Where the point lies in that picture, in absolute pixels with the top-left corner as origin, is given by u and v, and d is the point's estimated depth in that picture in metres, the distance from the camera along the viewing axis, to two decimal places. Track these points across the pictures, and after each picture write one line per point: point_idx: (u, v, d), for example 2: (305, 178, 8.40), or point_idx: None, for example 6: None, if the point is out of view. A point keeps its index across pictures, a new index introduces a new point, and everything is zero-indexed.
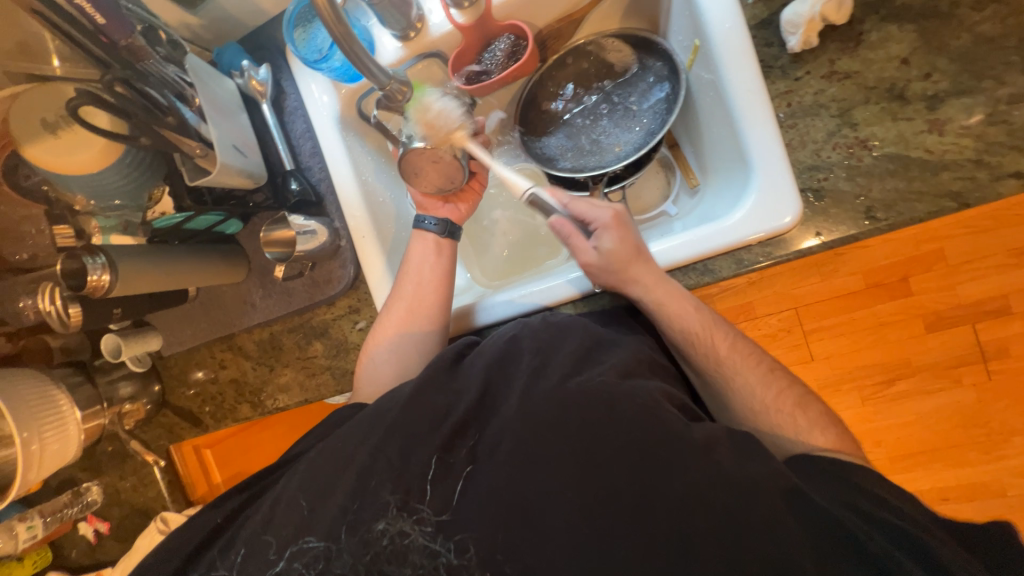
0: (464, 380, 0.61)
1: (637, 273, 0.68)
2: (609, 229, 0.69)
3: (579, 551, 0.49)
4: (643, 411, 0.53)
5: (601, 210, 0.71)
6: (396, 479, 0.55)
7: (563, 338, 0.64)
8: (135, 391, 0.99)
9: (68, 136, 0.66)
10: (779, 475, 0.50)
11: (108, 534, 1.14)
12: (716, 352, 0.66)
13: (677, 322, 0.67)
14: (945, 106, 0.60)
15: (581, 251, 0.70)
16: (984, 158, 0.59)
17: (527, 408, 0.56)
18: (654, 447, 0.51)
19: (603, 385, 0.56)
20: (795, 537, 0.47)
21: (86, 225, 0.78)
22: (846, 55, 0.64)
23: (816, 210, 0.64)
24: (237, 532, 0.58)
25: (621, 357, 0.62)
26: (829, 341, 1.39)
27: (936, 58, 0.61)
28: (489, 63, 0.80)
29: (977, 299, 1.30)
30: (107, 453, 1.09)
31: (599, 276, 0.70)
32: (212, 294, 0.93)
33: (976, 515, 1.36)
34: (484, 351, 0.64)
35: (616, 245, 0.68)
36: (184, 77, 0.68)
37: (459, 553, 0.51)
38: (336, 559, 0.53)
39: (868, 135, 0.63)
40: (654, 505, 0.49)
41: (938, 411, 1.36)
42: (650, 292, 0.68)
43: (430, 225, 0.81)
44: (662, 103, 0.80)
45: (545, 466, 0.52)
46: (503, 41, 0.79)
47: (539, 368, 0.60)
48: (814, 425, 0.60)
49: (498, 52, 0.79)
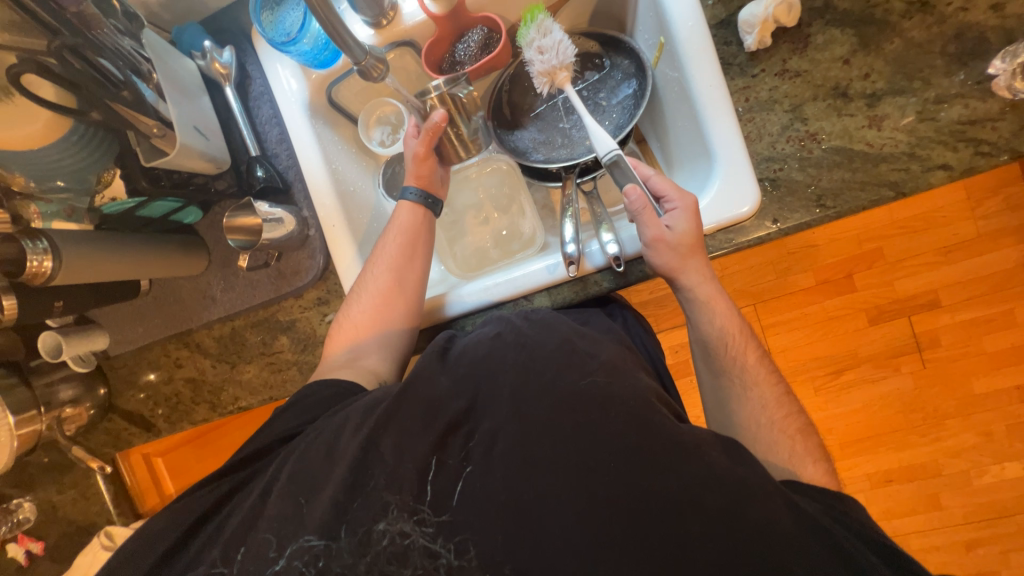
0: (450, 377, 0.59)
1: (695, 266, 0.68)
2: (689, 212, 0.67)
3: (573, 549, 0.50)
4: (636, 416, 0.53)
5: (685, 193, 0.69)
6: (389, 475, 0.54)
7: (547, 335, 0.62)
8: (78, 394, 0.90)
9: (7, 107, 0.61)
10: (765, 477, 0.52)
11: (42, 555, 1.04)
12: (744, 359, 0.70)
13: (719, 321, 0.71)
14: (883, 103, 0.66)
15: (652, 227, 0.68)
16: (917, 152, 0.65)
17: (519, 408, 0.55)
18: (643, 451, 0.51)
19: (591, 387, 0.56)
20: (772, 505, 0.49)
21: (23, 210, 0.71)
22: (797, 55, 0.69)
23: (772, 199, 0.69)
24: (213, 541, 0.55)
25: (610, 354, 0.62)
26: (785, 334, 1.47)
27: (874, 61, 0.67)
28: (539, 47, 0.73)
29: (913, 292, 1.42)
30: (44, 466, 0.99)
31: (662, 255, 0.68)
32: (167, 288, 0.88)
33: (914, 496, 1.47)
34: (470, 348, 0.62)
35: (693, 232, 0.67)
36: (141, 51, 0.64)
37: (460, 554, 0.51)
38: (335, 558, 0.52)
39: (817, 128, 0.68)
40: (649, 504, 0.50)
41: (881, 398, 1.46)
42: (700, 284, 0.70)
43: (409, 196, 0.79)
44: (630, 99, 0.84)
45: (536, 466, 0.52)
46: (559, 31, 0.73)
47: (528, 361, 0.59)
48: (808, 455, 0.64)
49: (553, 37, 0.72)
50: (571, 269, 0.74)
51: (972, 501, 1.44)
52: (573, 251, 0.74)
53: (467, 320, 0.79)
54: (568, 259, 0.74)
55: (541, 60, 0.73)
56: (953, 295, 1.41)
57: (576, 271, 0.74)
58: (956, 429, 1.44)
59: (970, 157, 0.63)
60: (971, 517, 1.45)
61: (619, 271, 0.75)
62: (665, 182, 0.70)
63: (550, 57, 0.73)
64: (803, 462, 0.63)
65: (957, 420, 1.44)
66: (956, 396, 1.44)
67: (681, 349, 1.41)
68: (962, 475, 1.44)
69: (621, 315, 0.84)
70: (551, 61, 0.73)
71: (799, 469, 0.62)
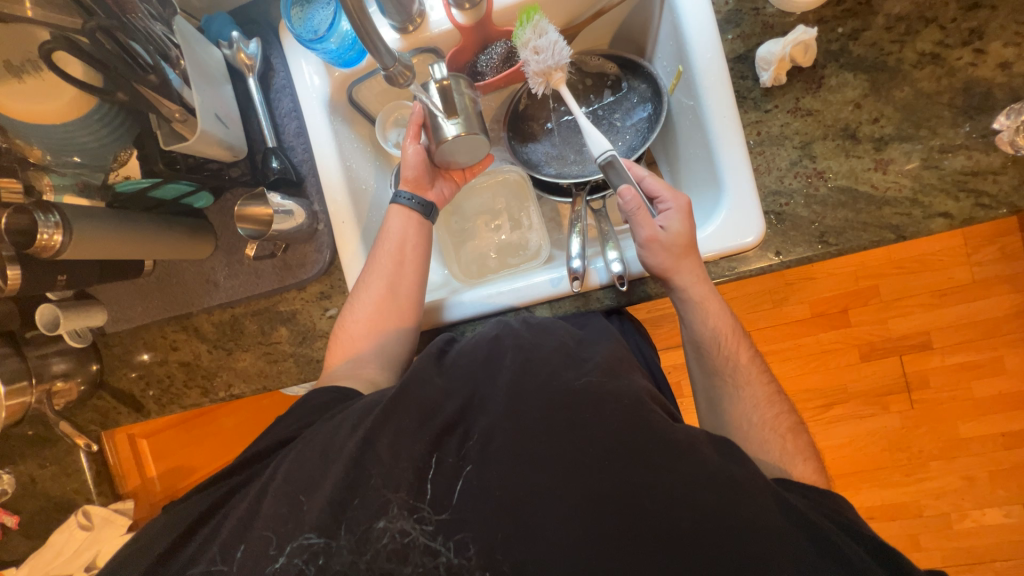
0: (447, 378, 0.61)
1: (689, 267, 0.69)
2: (682, 213, 0.69)
3: (571, 551, 0.49)
4: (630, 414, 0.55)
5: (678, 194, 0.71)
6: (387, 475, 0.53)
7: (542, 339, 0.65)
8: (70, 368, 0.89)
9: (35, 82, 0.62)
10: (758, 476, 0.53)
11: (16, 529, 1.03)
12: (736, 358, 0.71)
13: (712, 322, 0.71)
14: (890, 148, 0.68)
15: (647, 226, 0.68)
16: (919, 198, 0.66)
17: (517, 406, 0.56)
18: (637, 446, 0.52)
19: (586, 387, 0.57)
20: (766, 531, 0.49)
21: (36, 181, 0.72)
22: (809, 94, 0.71)
23: (777, 231, 0.70)
24: (212, 536, 0.55)
25: (605, 355, 0.63)
26: (778, 364, 1.48)
27: (884, 106, 0.69)
28: (534, 47, 0.73)
29: (906, 332, 1.44)
30: (28, 438, 0.98)
31: (656, 255, 0.68)
32: (171, 270, 0.88)
33: (899, 534, 1.47)
34: (468, 350, 0.65)
35: (686, 231, 0.68)
36: (171, 37, 0.65)
37: (460, 552, 0.50)
38: (335, 556, 0.51)
39: (825, 167, 0.69)
40: (646, 509, 0.50)
41: (868, 435, 1.47)
42: (696, 285, 0.69)
43: (408, 202, 0.80)
44: (644, 122, 0.86)
45: (530, 461, 0.52)
46: (555, 32, 0.73)
47: (526, 363, 0.60)
48: (798, 451, 0.65)
49: (548, 38, 0.73)
50: (575, 284, 0.74)
51: (952, 544, 1.45)
52: (578, 266, 0.75)
53: (467, 325, 0.80)
54: (572, 274, 0.74)
55: (536, 60, 0.74)
56: (946, 338, 1.43)
57: (580, 287, 0.75)
58: (940, 471, 1.45)
59: (970, 207, 0.65)
60: (952, 560, 1.45)
61: (622, 290, 0.76)
62: (659, 185, 0.72)
63: (545, 58, 0.74)
64: (793, 460, 0.64)
65: (942, 462, 1.45)
66: (943, 438, 1.45)
67: (675, 370, 1.42)
68: (943, 517, 1.45)
69: (620, 318, 0.82)
70: (545, 61, 0.74)
71: (790, 464, 0.63)
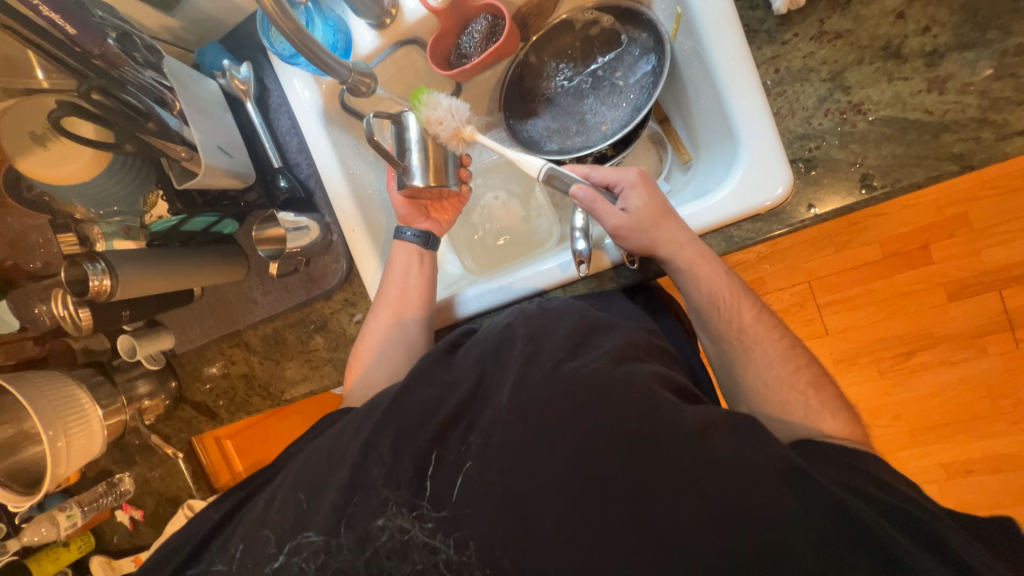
0: (457, 371, 0.60)
1: (669, 232, 0.63)
2: (637, 187, 0.65)
3: (570, 538, 0.47)
4: (637, 399, 0.51)
5: (625, 170, 0.67)
6: (389, 474, 0.53)
7: (556, 324, 0.62)
8: (153, 388, 1.02)
9: (57, 146, 0.69)
10: (776, 452, 0.48)
11: (143, 521, 1.21)
12: (741, 319, 0.64)
13: (707, 286, 0.64)
14: (946, 61, 0.56)
15: (609, 214, 0.64)
16: (989, 116, 0.55)
17: (521, 398, 0.53)
18: (642, 430, 0.49)
19: (592, 372, 0.53)
20: (783, 528, 0.45)
21: (89, 232, 0.81)
22: (837, 13, 0.60)
23: (808, 181, 0.61)
24: (235, 529, 0.58)
25: (617, 341, 0.59)
26: (846, 313, 1.32)
27: (935, 10, 0.57)
28: (435, 120, 0.71)
29: (1004, 263, 1.23)
30: (136, 447, 1.15)
31: (630, 238, 0.65)
32: (217, 294, 0.95)
33: (1000, 489, 1.31)
34: (479, 340, 0.63)
35: (648, 204, 0.64)
36: (163, 80, 0.68)
37: (460, 549, 0.49)
38: (335, 554, 0.51)
39: (862, 98, 0.59)
40: (646, 494, 0.47)
41: (960, 382, 1.30)
42: (681, 251, 0.64)
43: (411, 237, 0.81)
44: (648, 77, 0.77)
45: (534, 455, 0.50)
46: (447, 98, 0.72)
47: (533, 355, 0.57)
48: (836, 415, 0.58)
49: (444, 106, 0.71)
50: (581, 268, 0.71)
51: None
52: (583, 248, 0.71)
53: (483, 318, 0.80)
54: (578, 258, 0.71)
55: (443, 129, 0.72)
56: None
57: (587, 270, 0.71)
58: None
59: None
60: None
61: (634, 268, 0.72)
62: (605, 172, 0.68)
63: (449, 123, 0.71)
64: (824, 417, 0.58)
65: None
66: None
67: None
68: None
69: (647, 295, 0.76)
70: (450, 125, 0.71)
71: (831, 431, 0.57)
